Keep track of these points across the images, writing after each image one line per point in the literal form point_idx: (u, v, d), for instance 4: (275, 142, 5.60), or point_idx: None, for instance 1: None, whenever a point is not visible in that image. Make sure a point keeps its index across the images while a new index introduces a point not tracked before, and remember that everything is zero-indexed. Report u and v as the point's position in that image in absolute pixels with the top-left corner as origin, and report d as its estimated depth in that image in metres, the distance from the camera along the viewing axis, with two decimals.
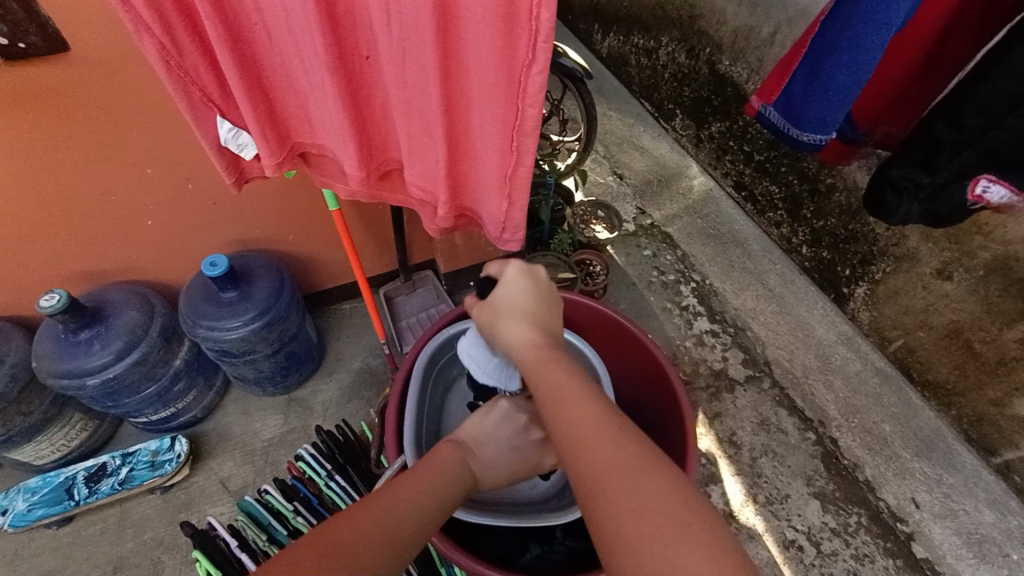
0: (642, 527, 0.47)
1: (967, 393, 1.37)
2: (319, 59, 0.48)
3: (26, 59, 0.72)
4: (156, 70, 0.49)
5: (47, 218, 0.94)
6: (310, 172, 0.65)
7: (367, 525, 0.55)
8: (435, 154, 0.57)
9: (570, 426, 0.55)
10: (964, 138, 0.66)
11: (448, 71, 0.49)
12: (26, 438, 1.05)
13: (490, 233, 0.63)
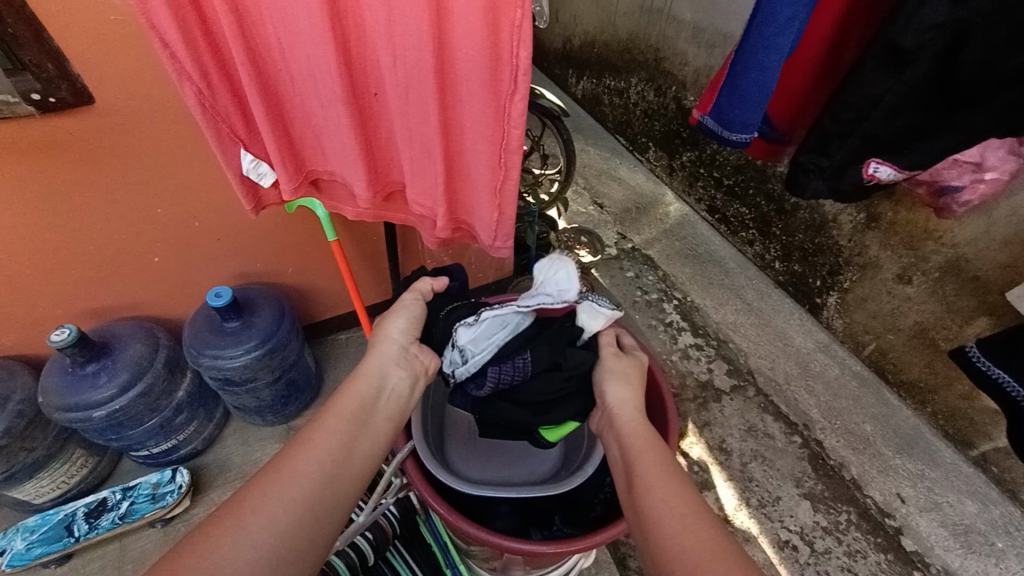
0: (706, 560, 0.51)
1: (939, 389, 1.45)
2: (336, 95, 0.56)
3: (55, 112, 0.79)
4: (193, 112, 0.56)
5: (60, 257, 0.99)
6: (320, 197, 0.72)
7: (239, 520, 0.52)
8: (434, 174, 0.64)
9: (658, 478, 0.61)
10: (845, 128, 0.79)
11: (445, 101, 0.57)
12: (28, 475, 1.06)
13: (484, 242, 0.70)
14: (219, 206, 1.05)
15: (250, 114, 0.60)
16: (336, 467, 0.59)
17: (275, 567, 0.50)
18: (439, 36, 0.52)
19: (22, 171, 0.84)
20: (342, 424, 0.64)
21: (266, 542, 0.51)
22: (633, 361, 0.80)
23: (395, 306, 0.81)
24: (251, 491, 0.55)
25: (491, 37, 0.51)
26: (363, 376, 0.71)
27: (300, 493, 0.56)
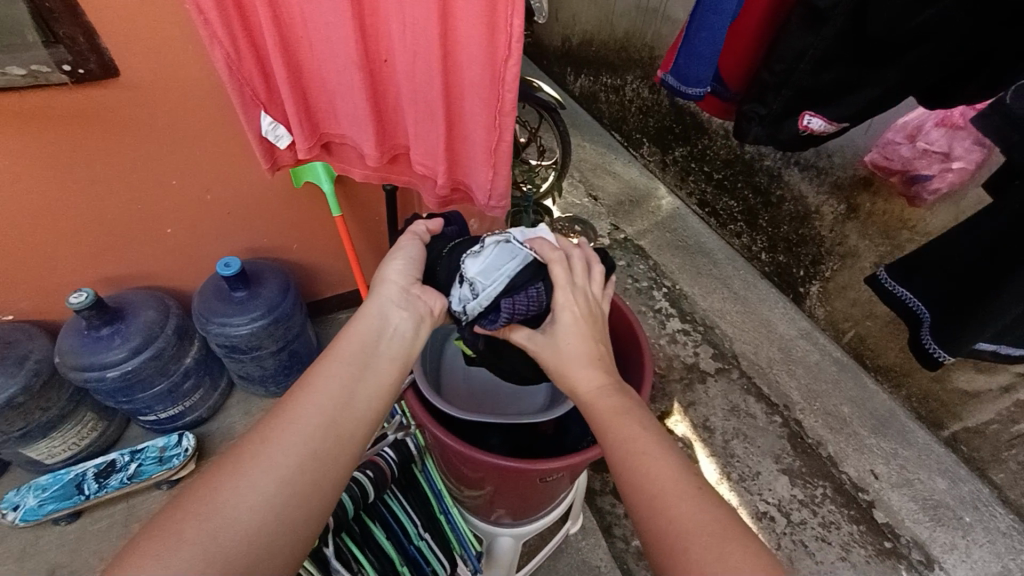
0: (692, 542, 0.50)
1: (912, 372, 1.51)
2: (350, 59, 0.62)
3: (83, 83, 0.85)
4: (221, 73, 0.62)
5: (79, 224, 1.04)
6: (331, 159, 0.78)
7: (242, 466, 0.53)
8: (435, 135, 0.70)
9: (634, 453, 0.58)
10: (778, 78, 0.84)
11: (448, 66, 0.63)
12: (42, 434, 1.11)
13: (480, 201, 0.76)
14: (230, 180, 1.11)
15: (271, 77, 0.66)
16: (335, 414, 0.59)
17: (275, 508, 0.52)
18: (444, 5, 0.58)
19: (49, 139, 0.90)
20: (341, 371, 0.63)
21: (268, 488, 0.53)
22: (565, 315, 0.71)
23: (394, 248, 0.78)
24: (254, 438, 0.56)
25: (489, 7, 0.57)
26: (361, 320, 0.69)
27: (299, 440, 0.56)
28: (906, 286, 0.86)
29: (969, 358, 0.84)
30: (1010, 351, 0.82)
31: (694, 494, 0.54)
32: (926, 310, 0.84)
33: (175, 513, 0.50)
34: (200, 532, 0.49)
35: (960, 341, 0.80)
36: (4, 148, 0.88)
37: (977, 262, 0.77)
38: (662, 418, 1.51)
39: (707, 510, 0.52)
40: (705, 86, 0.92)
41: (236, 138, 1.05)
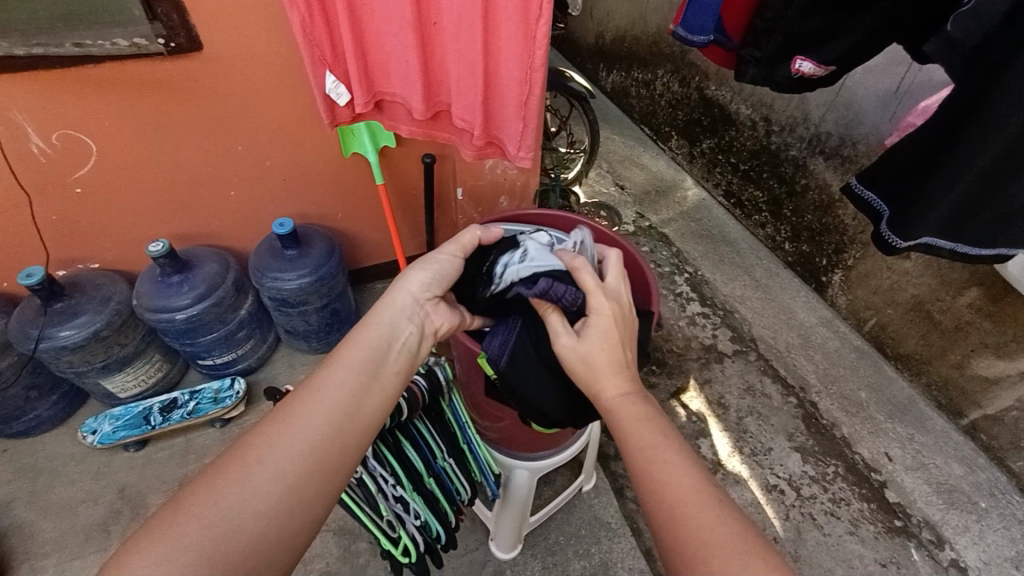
0: (705, 555, 0.47)
1: (932, 360, 1.53)
2: (406, 21, 0.73)
3: (173, 55, 0.99)
4: (298, 33, 0.73)
5: (158, 183, 1.18)
6: (382, 117, 0.89)
7: (243, 469, 0.52)
8: (475, 91, 0.79)
9: (654, 465, 0.55)
10: (768, 24, 0.87)
11: (488, 27, 0.73)
12: (118, 367, 1.26)
13: (511, 153, 0.86)
14: (287, 149, 1.24)
15: (337, 38, 0.76)
16: (342, 420, 0.58)
17: (281, 515, 0.51)
18: None
19: (141, 103, 1.04)
20: (352, 375, 0.61)
21: (272, 493, 0.51)
22: (598, 322, 0.66)
23: (422, 260, 0.77)
24: (255, 441, 0.54)
25: None
26: (375, 327, 0.68)
27: (306, 444, 0.55)
28: (873, 189, 0.87)
29: (923, 253, 0.85)
30: (967, 249, 0.82)
31: (713, 505, 0.51)
32: (886, 206, 0.86)
33: (172, 515, 0.48)
34: (201, 535, 0.47)
35: (914, 228, 0.82)
36: (104, 110, 1.03)
37: (923, 142, 0.79)
38: (677, 393, 1.56)
39: (726, 520, 0.49)
40: (709, 34, 0.97)
41: (295, 109, 1.17)
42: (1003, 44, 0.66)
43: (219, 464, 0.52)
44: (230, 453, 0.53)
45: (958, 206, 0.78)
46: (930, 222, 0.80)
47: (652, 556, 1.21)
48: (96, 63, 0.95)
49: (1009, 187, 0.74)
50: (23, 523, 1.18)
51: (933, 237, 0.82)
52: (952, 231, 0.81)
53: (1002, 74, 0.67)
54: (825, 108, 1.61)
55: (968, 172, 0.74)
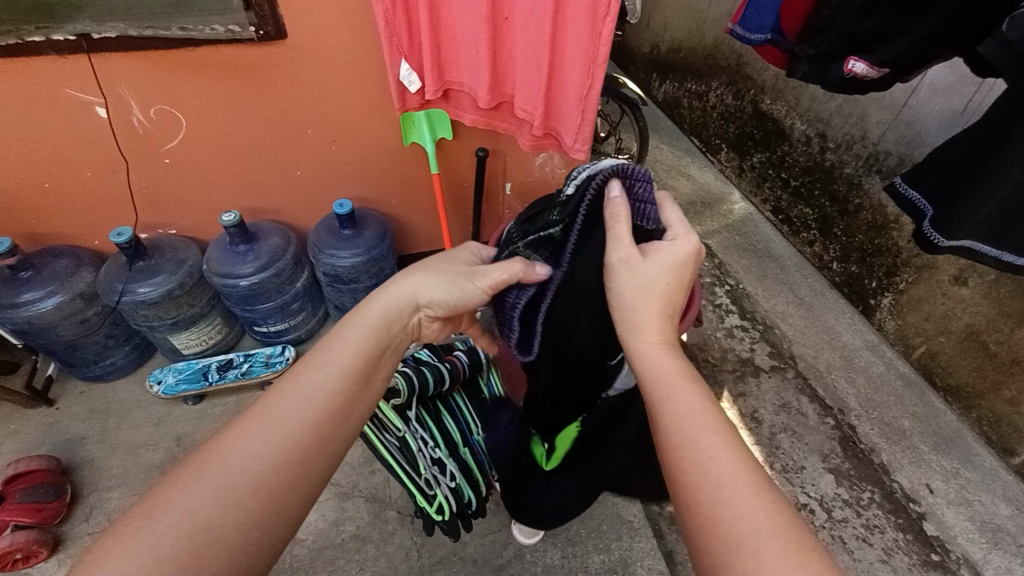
0: (753, 540, 0.43)
1: (985, 394, 1.46)
2: (481, 15, 0.78)
3: (261, 42, 1.09)
4: (381, 24, 0.80)
5: (234, 159, 1.29)
6: (448, 105, 0.95)
7: (220, 475, 0.46)
8: (538, 83, 0.84)
9: (697, 437, 0.50)
10: (825, 22, 0.87)
11: (556, 24, 0.78)
12: (185, 326, 1.37)
13: (567, 144, 0.90)
14: (351, 135, 1.32)
15: (415, 29, 0.83)
16: (329, 428, 0.52)
17: (261, 526, 0.46)
18: None
19: (228, 85, 1.14)
20: (340, 381, 0.55)
21: (253, 504, 0.46)
22: (672, 248, 0.62)
23: (428, 263, 0.69)
24: (232, 445, 0.48)
25: None
26: (374, 334, 0.61)
27: (290, 451, 0.49)
28: (917, 189, 0.87)
29: (965, 258, 0.82)
30: (1013, 259, 0.78)
31: (762, 487, 0.47)
32: (931, 205, 0.85)
33: (141, 520, 0.43)
34: (173, 547, 0.41)
35: (957, 222, 0.81)
36: (196, 89, 1.13)
37: (973, 141, 0.79)
38: None
39: (779, 507, 0.45)
40: (766, 33, 0.99)
41: (363, 97, 1.25)
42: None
43: (192, 464, 0.47)
44: (200, 452, 0.48)
45: (1006, 206, 0.76)
46: (975, 220, 0.79)
47: (672, 560, 1.20)
48: (194, 46, 1.05)
49: None
50: (94, 458, 1.30)
51: (978, 242, 0.80)
52: (997, 236, 0.78)
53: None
54: (885, 126, 1.57)
55: (1015, 169, 0.73)
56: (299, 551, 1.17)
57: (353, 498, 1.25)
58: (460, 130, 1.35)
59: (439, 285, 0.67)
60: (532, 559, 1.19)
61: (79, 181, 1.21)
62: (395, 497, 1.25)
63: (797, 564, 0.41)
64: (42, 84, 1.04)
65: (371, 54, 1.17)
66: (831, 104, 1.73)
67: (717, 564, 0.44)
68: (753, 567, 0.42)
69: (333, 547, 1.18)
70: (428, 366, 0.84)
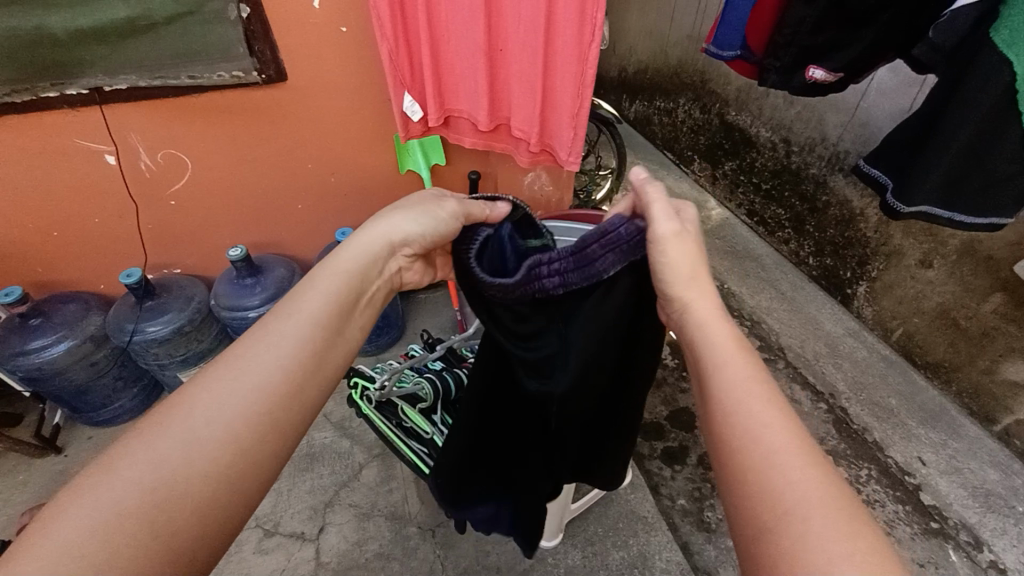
0: (802, 509, 0.41)
1: (961, 367, 1.55)
2: (478, 47, 0.87)
3: (264, 85, 1.16)
4: (386, 60, 0.88)
5: (238, 197, 1.34)
6: (447, 130, 1.04)
7: (184, 430, 0.45)
8: (533, 105, 0.93)
9: (749, 405, 0.48)
10: (783, 36, 0.98)
11: (547, 50, 0.87)
12: (195, 362, 1.41)
13: (561, 158, 0.98)
14: (349, 166, 1.39)
15: (417, 64, 0.92)
16: (298, 389, 0.52)
17: (229, 479, 0.45)
18: (548, 6, 0.81)
19: (232, 126, 1.21)
20: (312, 337, 0.55)
21: (223, 459, 0.45)
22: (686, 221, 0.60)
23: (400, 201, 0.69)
24: (198, 398, 0.47)
25: (580, 6, 0.80)
26: (348, 277, 0.61)
27: (260, 406, 0.49)
28: (877, 166, 0.99)
29: (924, 222, 0.92)
30: (964, 218, 0.89)
31: (820, 465, 0.44)
32: (889, 178, 0.97)
33: (102, 467, 0.42)
34: (136, 500, 0.41)
35: (913, 191, 0.91)
36: (203, 132, 1.19)
37: (921, 124, 0.89)
38: None
39: (830, 478, 0.43)
40: (736, 50, 1.09)
41: (360, 130, 1.32)
42: (972, 43, 0.77)
43: (152, 418, 0.46)
44: (164, 406, 0.47)
45: (951, 177, 0.86)
46: (928, 188, 0.89)
47: (689, 550, 1.24)
48: (201, 92, 1.12)
49: (992, 159, 0.82)
50: None
51: (933, 206, 0.91)
52: (948, 201, 0.89)
53: (973, 62, 0.77)
54: (842, 128, 1.70)
55: (953, 145, 0.83)
56: (324, 575, 1.17)
57: (374, 518, 1.27)
58: (453, 155, 1.43)
59: (412, 221, 0.65)
60: (554, 561, 1.21)
61: (87, 226, 1.24)
62: (415, 513, 1.28)
63: (858, 539, 0.39)
64: (54, 137, 1.09)
65: (366, 89, 1.25)
66: (791, 112, 1.87)
67: (759, 532, 0.42)
68: (805, 533, 0.40)
69: (358, 567, 1.19)
70: (450, 372, 0.96)
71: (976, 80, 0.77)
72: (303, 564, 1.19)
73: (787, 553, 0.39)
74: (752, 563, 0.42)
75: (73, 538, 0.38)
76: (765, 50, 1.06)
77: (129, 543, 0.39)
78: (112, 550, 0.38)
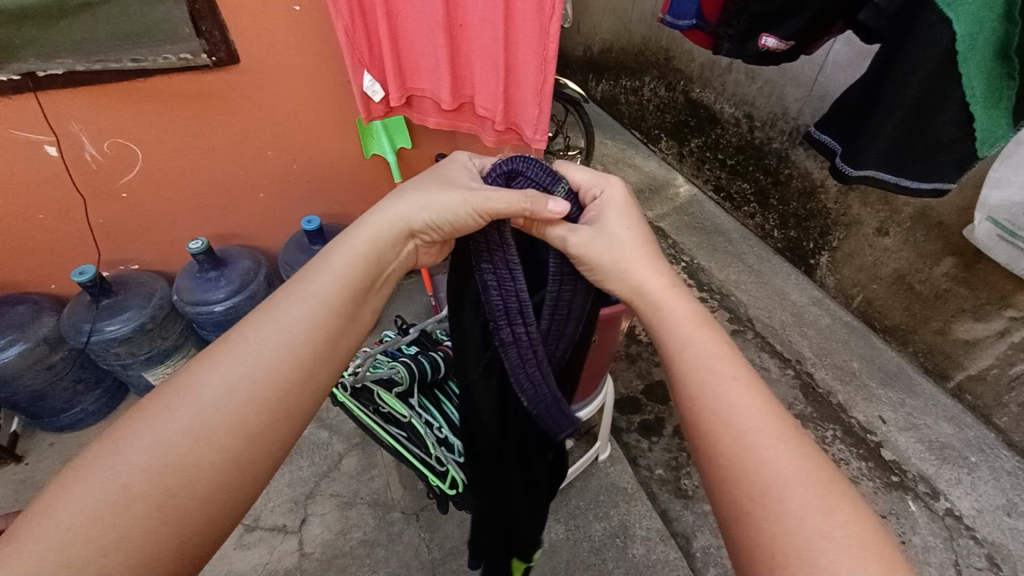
0: (779, 489, 0.44)
1: (917, 329, 1.63)
2: (437, 23, 0.86)
3: (214, 68, 1.10)
4: (342, 38, 0.86)
5: (195, 187, 1.29)
6: (410, 111, 1.02)
7: (189, 411, 0.47)
8: (496, 82, 0.92)
9: (716, 384, 0.51)
10: (739, 6, 0.99)
11: (507, 24, 0.86)
12: (160, 361, 1.36)
13: (527, 135, 0.98)
14: (311, 151, 1.35)
15: (374, 42, 0.89)
16: (306, 369, 0.54)
17: (236, 461, 0.48)
18: None
19: (182, 112, 1.15)
20: (319, 313, 0.56)
21: (230, 444, 0.47)
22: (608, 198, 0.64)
23: (426, 174, 0.67)
24: (204, 379, 0.49)
25: None
26: (360, 260, 0.61)
27: (266, 391, 0.51)
28: (828, 133, 1.02)
29: (872, 187, 0.96)
30: (910, 182, 0.93)
31: (784, 436, 0.48)
32: (839, 145, 1.00)
33: (109, 449, 0.45)
34: (145, 484, 0.43)
35: (862, 156, 0.94)
36: (151, 120, 1.13)
37: (869, 90, 0.91)
38: None
39: (803, 452, 0.47)
40: (691, 19, 1.10)
41: (320, 114, 1.28)
42: (916, 8, 0.80)
43: (159, 401, 0.48)
44: (173, 388, 0.49)
45: (897, 140, 0.89)
46: (874, 153, 0.92)
47: (668, 517, 1.28)
48: (146, 76, 1.06)
49: (934, 122, 0.85)
50: None
51: (880, 171, 0.94)
52: (895, 166, 0.92)
53: (915, 26, 0.79)
54: (802, 101, 1.74)
55: (897, 108, 0.86)
56: (308, 565, 1.17)
57: (356, 506, 1.26)
58: (419, 137, 1.41)
59: (424, 202, 0.63)
60: None
61: (32, 223, 1.17)
62: (398, 498, 1.28)
63: (827, 513, 0.43)
64: None
65: (322, 70, 1.21)
66: (753, 87, 1.90)
67: (739, 513, 0.45)
68: (776, 511, 0.44)
69: (343, 556, 1.18)
70: (426, 355, 0.95)
71: (922, 42, 0.79)
72: (286, 556, 1.18)
73: (767, 533, 0.43)
74: (738, 541, 0.45)
75: (89, 516, 0.41)
76: (718, 18, 1.06)
77: (140, 523, 0.42)
78: (121, 532, 0.41)
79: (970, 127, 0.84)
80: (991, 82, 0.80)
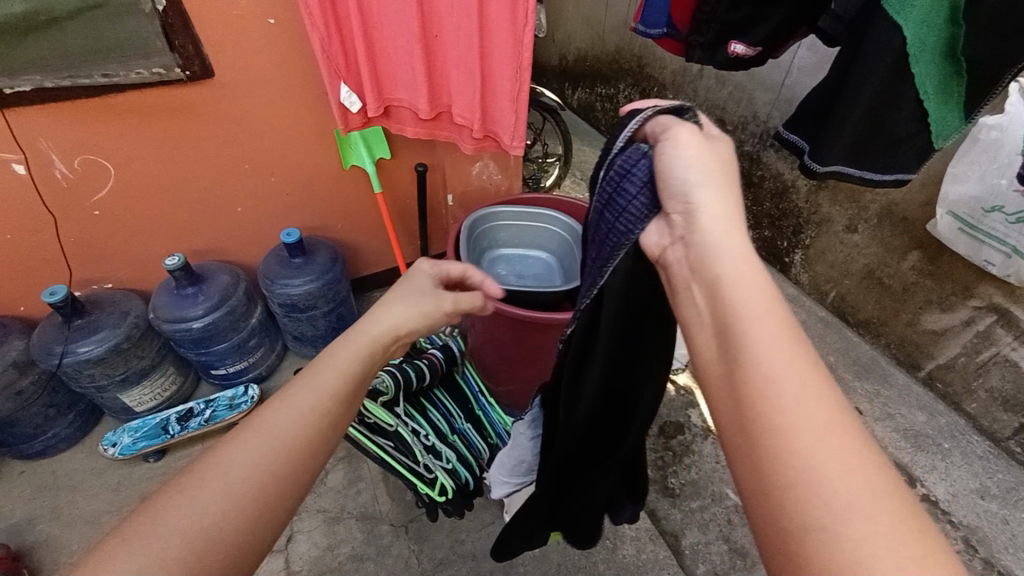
0: (863, 505, 0.36)
1: (888, 321, 1.69)
2: (414, 35, 0.87)
3: (188, 82, 1.09)
4: (318, 51, 0.86)
5: (169, 203, 1.27)
6: (388, 121, 1.02)
7: (219, 486, 0.46)
8: (473, 92, 0.94)
9: (785, 378, 0.41)
10: (706, 14, 1.02)
11: (483, 35, 0.88)
12: (136, 381, 1.33)
13: (505, 142, 1.00)
14: (288, 164, 1.34)
15: (350, 53, 0.90)
16: (319, 444, 0.53)
17: (255, 529, 0.47)
18: None
19: (155, 127, 1.13)
20: (329, 401, 0.55)
21: (252, 511, 0.47)
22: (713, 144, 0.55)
23: (399, 291, 0.68)
24: (231, 457, 0.48)
25: None
26: (361, 359, 0.60)
27: (282, 467, 0.50)
28: (795, 132, 1.04)
29: (837, 182, 0.99)
30: (873, 175, 0.96)
31: (858, 449, 0.39)
32: (804, 142, 1.03)
33: (144, 517, 0.44)
34: (178, 551, 0.42)
35: (826, 153, 0.97)
36: (123, 136, 1.12)
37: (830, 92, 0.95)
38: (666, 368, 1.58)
39: (878, 461, 0.39)
40: (662, 28, 1.13)
41: (297, 126, 1.28)
42: (871, 14, 0.83)
43: (190, 476, 0.47)
44: (203, 461, 0.48)
45: (860, 138, 0.93)
46: (838, 149, 0.95)
47: (656, 516, 1.29)
48: (118, 92, 1.05)
49: (893, 121, 0.90)
50: (50, 536, 1.22)
51: (844, 165, 0.97)
52: (858, 160, 0.96)
53: (870, 30, 0.83)
54: (770, 105, 1.80)
55: (857, 107, 0.89)
56: None
57: (344, 520, 1.24)
58: (397, 148, 1.41)
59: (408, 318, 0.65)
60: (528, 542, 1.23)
61: None
62: (387, 511, 1.26)
63: (902, 543, 0.35)
64: None
65: (298, 83, 1.21)
66: (723, 93, 1.95)
67: (800, 533, 0.37)
68: (850, 536, 0.35)
69: (331, 572, 1.17)
70: (411, 366, 1.13)
71: (879, 44, 0.83)
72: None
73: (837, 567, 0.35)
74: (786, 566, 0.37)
75: None
76: (687, 27, 1.09)
77: None
78: None
79: (925, 121, 0.88)
80: (942, 80, 0.84)
